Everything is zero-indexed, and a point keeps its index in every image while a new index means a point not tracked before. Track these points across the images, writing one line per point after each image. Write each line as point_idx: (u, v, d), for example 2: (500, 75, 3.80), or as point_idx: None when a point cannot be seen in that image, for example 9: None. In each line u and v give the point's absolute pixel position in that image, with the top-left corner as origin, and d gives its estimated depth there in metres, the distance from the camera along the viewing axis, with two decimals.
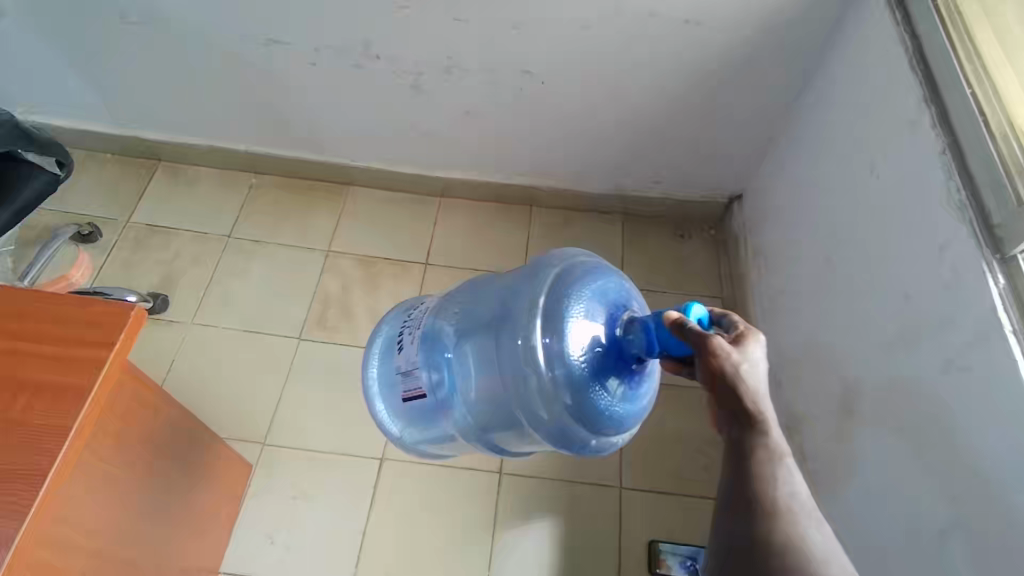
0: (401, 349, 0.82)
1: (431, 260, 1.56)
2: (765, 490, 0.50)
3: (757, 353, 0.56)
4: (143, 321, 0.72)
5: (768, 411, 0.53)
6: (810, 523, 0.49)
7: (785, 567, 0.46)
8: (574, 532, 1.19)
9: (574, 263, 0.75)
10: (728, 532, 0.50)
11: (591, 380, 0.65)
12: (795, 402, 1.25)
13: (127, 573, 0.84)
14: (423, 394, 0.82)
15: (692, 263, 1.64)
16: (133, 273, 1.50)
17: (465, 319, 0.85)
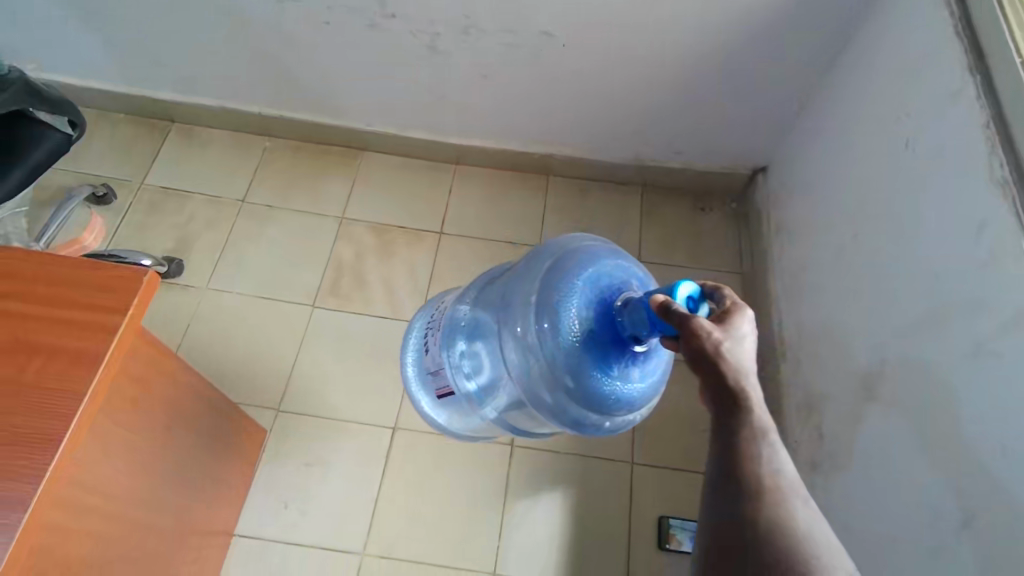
0: (429, 351, 0.87)
1: (446, 230, 1.54)
2: (752, 470, 0.48)
3: (743, 329, 0.54)
4: (156, 286, 0.71)
5: (755, 389, 0.52)
6: (797, 501, 0.48)
7: (774, 548, 0.45)
8: (585, 505, 1.20)
9: (567, 246, 0.72)
10: (715, 513, 0.48)
11: (589, 369, 0.64)
12: (813, 382, 1.23)
13: (150, 536, 0.85)
14: (453, 391, 0.86)
15: (712, 236, 1.60)
16: (148, 236, 1.49)
17: (476, 311, 0.85)
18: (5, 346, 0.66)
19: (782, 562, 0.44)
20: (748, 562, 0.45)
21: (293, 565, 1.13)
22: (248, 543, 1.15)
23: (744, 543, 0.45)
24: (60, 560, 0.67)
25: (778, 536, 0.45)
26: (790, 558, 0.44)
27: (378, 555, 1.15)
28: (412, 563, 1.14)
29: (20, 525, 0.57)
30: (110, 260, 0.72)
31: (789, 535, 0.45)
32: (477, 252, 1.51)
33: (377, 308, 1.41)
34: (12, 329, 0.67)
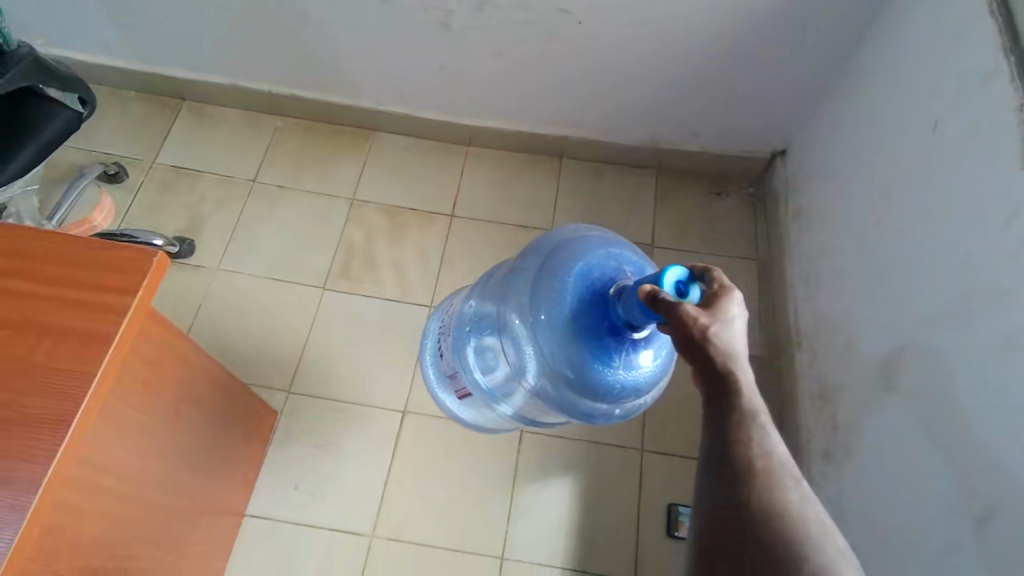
0: (442, 355, 0.87)
1: (457, 213, 1.52)
2: (744, 453, 0.50)
3: (731, 311, 0.54)
4: (166, 267, 0.70)
5: (745, 372, 0.52)
6: (789, 481, 0.49)
7: (767, 528, 0.47)
8: (594, 492, 1.19)
9: (560, 238, 0.71)
10: (712, 496, 0.50)
11: (589, 363, 0.63)
12: (829, 371, 1.21)
13: (163, 516, 0.85)
14: (471, 393, 0.86)
15: (728, 222, 1.57)
16: (160, 216, 1.49)
17: (481, 313, 0.85)
18: (15, 326, 0.65)
19: (778, 544, 0.46)
20: (746, 544, 0.47)
21: (302, 545, 1.14)
22: (259, 524, 1.16)
23: (741, 526, 0.47)
24: (71, 540, 0.67)
25: (774, 518, 0.47)
26: (785, 539, 0.46)
27: (387, 538, 1.15)
28: (421, 546, 1.14)
29: (31, 506, 0.57)
30: (119, 241, 0.70)
31: (785, 516, 0.47)
32: (488, 236, 1.50)
33: (388, 291, 1.40)
34: (21, 309, 0.66)
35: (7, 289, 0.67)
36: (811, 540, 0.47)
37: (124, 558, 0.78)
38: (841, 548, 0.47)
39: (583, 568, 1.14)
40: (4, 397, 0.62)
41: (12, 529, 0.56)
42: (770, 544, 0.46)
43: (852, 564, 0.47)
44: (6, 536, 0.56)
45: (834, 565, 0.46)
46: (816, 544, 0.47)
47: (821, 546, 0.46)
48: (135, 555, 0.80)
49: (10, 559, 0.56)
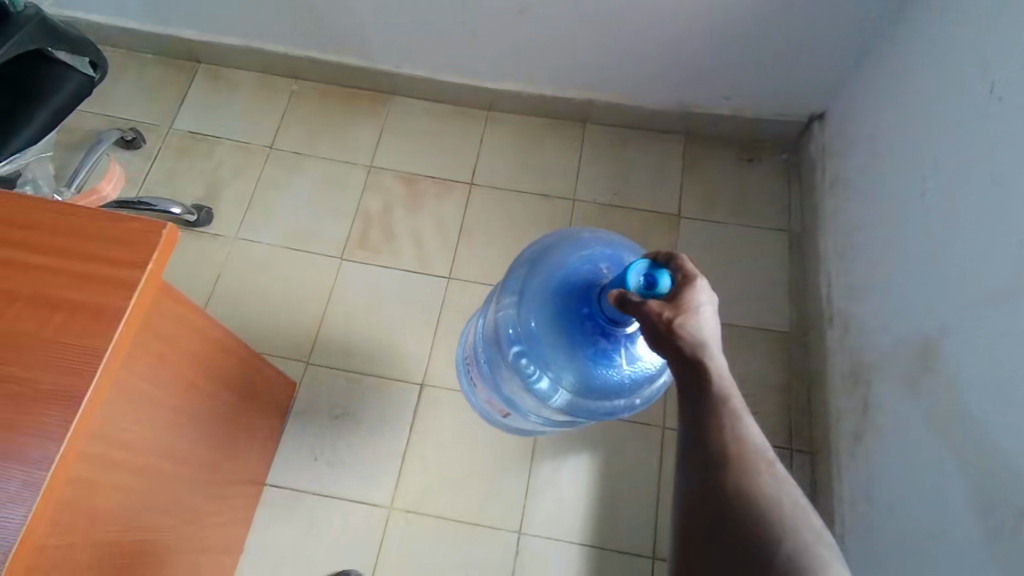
0: (476, 380, 1.02)
1: (477, 180, 1.48)
2: (719, 437, 0.57)
3: (697, 300, 0.64)
4: (177, 241, 0.68)
5: (714, 358, 0.61)
6: (763, 463, 0.57)
7: (740, 502, 0.54)
8: (614, 468, 1.18)
9: (541, 265, 0.85)
10: (692, 478, 0.57)
11: (602, 372, 0.77)
12: (862, 350, 1.16)
13: (178, 488, 0.85)
14: (505, 409, 1.00)
15: (759, 190, 1.50)
16: (177, 183, 1.47)
17: (489, 339, 0.97)
18: (24, 299, 0.63)
19: (750, 515, 0.53)
20: (722, 517, 0.54)
21: (321, 514, 1.15)
22: (278, 494, 1.16)
23: (713, 500, 0.55)
24: (86, 512, 0.66)
25: (744, 490, 0.55)
26: (754, 508, 0.54)
27: (405, 510, 1.15)
28: (439, 519, 1.15)
29: (45, 482, 0.56)
30: (127, 213, 0.68)
31: (753, 488, 0.55)
32: (508, 205, 1.45)
33: (406, 262, 1.38)
34: (29, 283, 0.64)
35: (15, 261, 0.65)
36: (778, 509, 0.54)
37: (143, 529, 0.79)
38: (809, 520, 0.54)
39: (601, 544, 1.13)
40: (13, 371, 0.60)
41: (26, 504, 0.55)
42: (739, 514, 0.53)
43: (818, 531, 0.53)
44: (20, 512, 0.55)
45: (798, 532, 0.53)
46: (783, 513, 0.54)
47: (787, 515, 0.54)
48: (154, 525, 0.81)
49: (25, 534, 0.55)
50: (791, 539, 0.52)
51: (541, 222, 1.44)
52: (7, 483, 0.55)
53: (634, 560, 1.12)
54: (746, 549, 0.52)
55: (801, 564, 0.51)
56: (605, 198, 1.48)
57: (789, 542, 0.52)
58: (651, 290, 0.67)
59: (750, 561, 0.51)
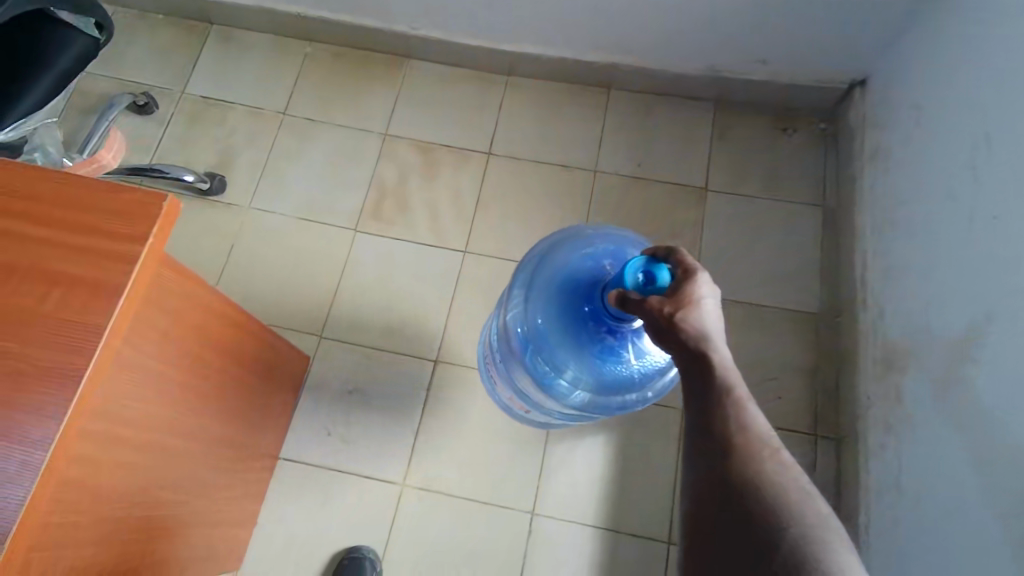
0: (497, 378, 1.03)
1: (494, 150, 1.42)
2: (725, 428, 0.57)
3: (698, 293, 0.63)
4: (177, 213, 0.65)
5: (716, 350, 0.61)
6: (770, 450, 0.56)
7: (748, 489, 0.53)
8: (630, 450, 1.16)
9: (543, 265, 0.84)
10: (700, 469, 0.57)
11: (611, 369, 0.76)
12: (898, 334, 1.10)
13: (188, 462, 0.85)
14: (523, 404, 1.01)
15: (792, 162, 1.42)
16: (191, 150, 1.45)
17: (499, 337, 0.96)
18: (22, 273, 0.61)
19: (758, 501, 0.52)
20: (731, 504, 0.53)
21: (335, 489, 1.15)
22: (292, 467, 1.16)
23: (718, 489, 0.54)
24: (91, 491, 0.66)
25: (748, 479, 0.54)
26: (760, 495, 0.53)
27: (419, 487, 1.15)
28: (452, 498, 1.14)
29: (44, 464, 0.54)
30: (123, 184, 0.65)
31: (757, 477, 0.54)
32: (528, 176, 1.40)
33: (421, 235, 1.34)
34: (25, 255, 0.62)
35: (12, 233, 0.63)
36: (782, 497, 0.52)
37: (153, 504, 0.78)
38: (816, 507, 0.52)
39: (615, 527, 1.12)
40: (11, 348, 0.58)
41: (26, 485, 0.54)
42: (743, 503, 0.52)
43: (825, 518, 0.51)
44: (19, 492, 0.53)
45: (804, 518, 0.51)
46: (788, 501, 0.52)
47: (792, 502, 0.52)
48: (163, 500, 0.80)
49: (26, 514, 0.53)
50: (795, 525, 0.51)
51: (562, 194, 1.39)
52: (6, 463, 0.54)
53: (649, 544, 1.10)
54: (755, 534, 0.51)
55: (807, 551, 0.49)
56: (628, 169, 1.41)
57: (794, 528, 0.51)
58: (651, 285, 0.66)
59: (759, 545, 0.50)
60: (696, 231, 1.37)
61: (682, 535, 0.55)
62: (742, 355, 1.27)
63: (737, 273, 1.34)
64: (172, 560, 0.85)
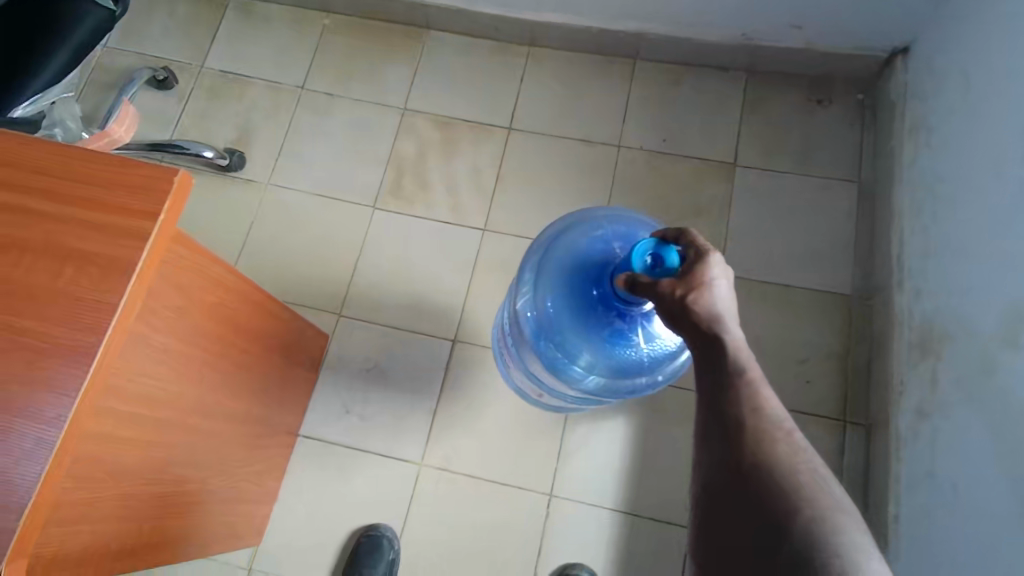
0: (509, 364, 1.03)
1: (515, 124, 1.39)
2: (738, 410, 0.58)
3: (710, 275, 0.63)
4: (190, 187, 0.64)
5: (730, 330, 0.62)
6: (784, 432, 0.57)
7: (761, 469, 0.55)
8: (650, 433, 1.14)
9: (551, 248, 0.83)
10: (715, 451, 0.58)
11: (621, 353, 0.75)
12: (935, 317, 1.05)
13: (206, 438, 0.85)
14: (536, 389, 1.01)
15: (826, 135, 1.35)
16: (210, 125, 1.44)
17: (510, 322, 0.95)
18: (36, 250, 0.61)
19: (771, 481, 0.54)
20: (745, 485, 0.55)
21: (353, 466, 1.16)
22: (312, 444, 1.17)
23: (731, 470, 0.56)
24: (107, 468, 0.66)
25: (761, 460, 0.56)
26: (772, 475, 0.55)
27: (437, 467, 1.15)
28: (470, 478, 1.14)
29: (58, 441, 0.54)
30: (134, 158, 0.63)
31: (770, 458, 0.56)
32: (550, 152, 1.36)
33: (440, 212, 1.32)
34: (38, 231, 0.61)
35: (28, 208, 0.62)
36: (795, 477, 0.54)
37: (171, 480, 0.79)
38: (829, 488, 0.54)
39: (634, 510, 1.10)
40: (26, 325, 0.58)
41: (40, 461, 0.54)
42: (756, 482, 0.55)
43: (838, 498, 0.53)
44: (34, 468, 0.53)
45: (817, 499, 0.53)
46: (801, 482, 0.54)
47: (805, 483, 0.54)
48: (182, 476, 0.81)
49: (42, 488, 0.53)
50: (809, 505, 0.52)
51: (584, 170, 1.35)
52: (21, 440, 0.54)
53: (668, 528, 1.09)
54: (769, 513, 0.53)
55: (820, 530, 0.51)
56: (654, 144, 1.37)
57: (807, 509, 0.52)
58: (660, 268, 0.67)
59: (772, 523, 0.52)
60: (724, 208, 1.32)
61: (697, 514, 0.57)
62: (770, 337, 1.24)
63: (765, 252, 1.29)
64: (191, 534, 0.86)
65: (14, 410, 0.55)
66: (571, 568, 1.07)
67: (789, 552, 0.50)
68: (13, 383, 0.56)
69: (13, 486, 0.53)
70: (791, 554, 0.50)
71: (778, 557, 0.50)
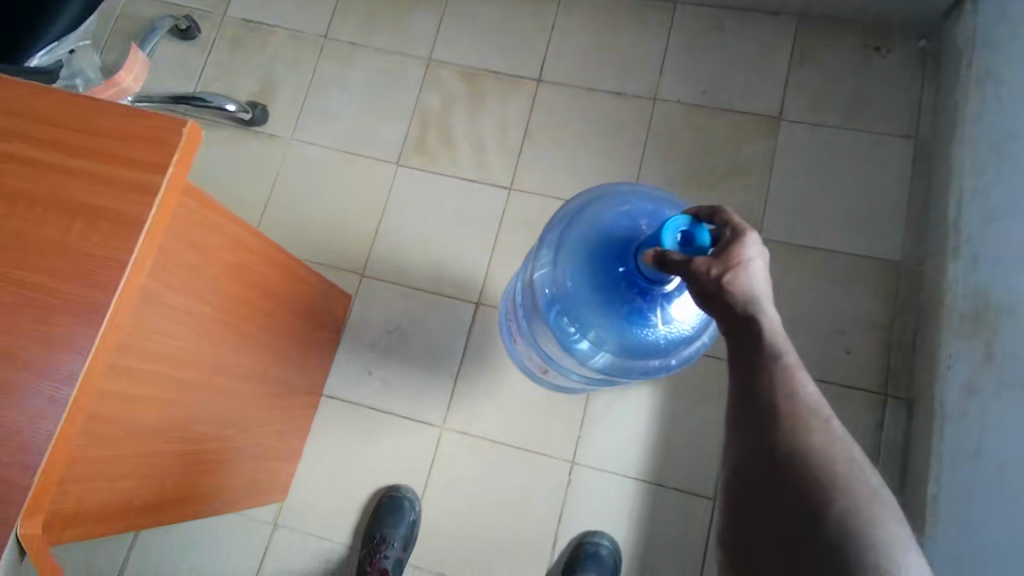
0: (519, 340, 0.99)
1: (545, 76, 1.31)
2: (774, 396, 0.55)
3: (747, 254, 0.59)
4: (199, 139, 0.62)
5: (766, 312, 0.58)
6: (819, 420, 0.54)
7: (796, 459, 0.52)
8: (678, 403, 1.12)
9: (574, 220, 0.81)
10: (746, 437, 0.55)
11: (637, 333, 0.72)
12: (992, 286, 0.97)
13: (228, 396, 0.86)
14: (544, 366, 0.98)
15: (882, 87, 1.25)
16: (233, 77, 1.40)
17: (524, 291, 0.91)
18: (46, 203, 0.59)
19: (805, 471, 0.51)
20: (778, 474, 0.52)
21: (376, 428, 1.16)
22: (335, 404, 1.18)
23: (764, 456, 0.53)
24: (126, 426, 0.66)
25: (795, 447, 0.53)
26: (807, 464, 0.52)
27: (459, 431, 1.15)
28: (491, 443, 1.13)
29: (71, 400, 0.54)
30: (141, 108, 0.61)
31: (805, 446, 0.53)
32: (581, 106, 1.29)
33: (466, 170, 1.28)
34: (46, 184, 0.60)
35: (36, 160, 0.60)
36: (831, 466, 0.52)
37: (193, 436, 0.80)
38: (866, 478, 0.51)
39: (659, 480, 1.09)
40: (39, 281, 0.57)
41: (55, 419, 0.54)
42: (790, 471, 0.52)
43: (874, 489, 0.51)
44: (48, 425, 0.54)
45: (853, 490, 0.50)
46: (836, 471, 0.51)
47: (842, 473, 0.51)
48: (204, 433, 0.82)
49: (56, 446, 0.54)
50: (843, 496, 0.50)
51: (616, 127, 1.28)
52: (35, 398, 0.54)
53: (692, 499, 1.08)
54: (803, 504, 0.50)
55: (855, 523, 0.49)
56: (692, 96, 1.28)
57: (842, 499, 0.50)
58: (691, 247, 0.63)
59: (806, 515, 0.50)
60: (765, 166, 1.24)
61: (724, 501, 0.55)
62: (809, 306, 1.17)
63: (808, 215, 1.21)
64: (216, 487, 0.88)
65: (29, 366, 0.55)
66: (591, 536, 1.06)
67: (821, 542, 0.48)
68: (27, 340, 0.55)
69: (28, 443, 0.53)
70: (824, 545, 0.48)
71: (809, 547, 0.48)
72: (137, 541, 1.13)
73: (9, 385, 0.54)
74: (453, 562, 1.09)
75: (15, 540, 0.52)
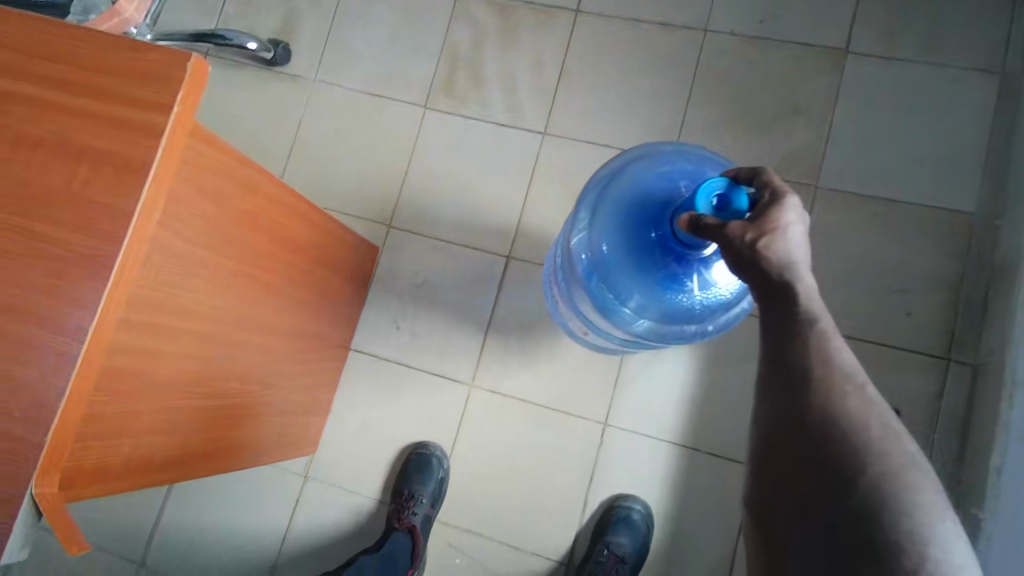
0: (560, 302, 0.94)
1: (584, 7, 1.20)
2: (809, 361, 0.49)
3: (785, 218, 0.53)
4: (206, 75, 0.57)
5: (803, 278, 0.52)
6: (855, 384, 0.48)
7: (828, 428, 0.46)
8: (718, 366, 1.06)
9: (610, 179, 0.74)
10: (775, 404, 0.49)
11: (671, 299, 0.67)
12: None
13: (252, 350, 0.84)
14: (586, 328, 0.92)
15: (968, 14, 1.10)
16: (254, 12, 1.33)
17: (561, 254, 0.86)
18: (47, 147, 0.55)
19: (839, 438, 0.46)
20: (808, 440, 0.46)
21: (404, 382, 1.15)
22: (363, 358, 1.17)
23: (793, 423, 0.48)
24: (144, 381, 0.65)
25: (829, 411, 0.47)
26: (841, 430, 0.46)
27: (488, 389, 1.12)
28: (522, 403, 1.11)
29: (81, 358, 0.52)
30: (147, 42, 0.56)
31: (840, 410, 0.47)
32: (623, 42, 1.18)
33: (496, 113, 1.20)
34: (49, 125, 0.56)
35: (37, 98, 0.56)
36: (866, 433, 0.46)
37: (216, 388, 0.78)
38: (903, 444, 0.46)
39: (693, 445, 1.05)
40: (44, 232, 0.54)
41: (65, 377, 0.52)
42: (821, 436, 0.46)
43: (912, 455, 0.45)
44: (60, 383, 0.52)
45: (889, 454, 0.45)
46: (871, 437, 0.46)
47: (877, 438, 0.45)
48: (227, 385, 0.80)
49: (68, 405, 0.52)
50: (878, 462, 0.44)
51: (662, 64, 1.17)
52: (44, 354, 0.52)
53: (728, 466, 1.04)
54: (835, 472, 0.45)
55: (889, 487, 0.43)
56: (749, 27, 1.15)
57: (876, 466, 0.44)
58: (727, 212, 0.57)
59: (839, 483, 0.44)
60: (827, 107, 1.12)
61: (751, 467, 0.50)
62: (867, 262, 1.08)
63: (872, 161, 1.10)
64: (245, 440, 0.88)
65: (38, 321, 0.53)
66: (622, 499, 1.04)
67: (852, 506, 0.43)
68: (35, 294, 0.53)
69: (40, 401, 0.51)
70: (855, 509, 0.43)
71: (838, 511, 0.43)
72: (172, 492, 1.17)
73: (18, 340, 0.53)
74: (481, 520, 1.09)
75: (30, 498, 0.51)
